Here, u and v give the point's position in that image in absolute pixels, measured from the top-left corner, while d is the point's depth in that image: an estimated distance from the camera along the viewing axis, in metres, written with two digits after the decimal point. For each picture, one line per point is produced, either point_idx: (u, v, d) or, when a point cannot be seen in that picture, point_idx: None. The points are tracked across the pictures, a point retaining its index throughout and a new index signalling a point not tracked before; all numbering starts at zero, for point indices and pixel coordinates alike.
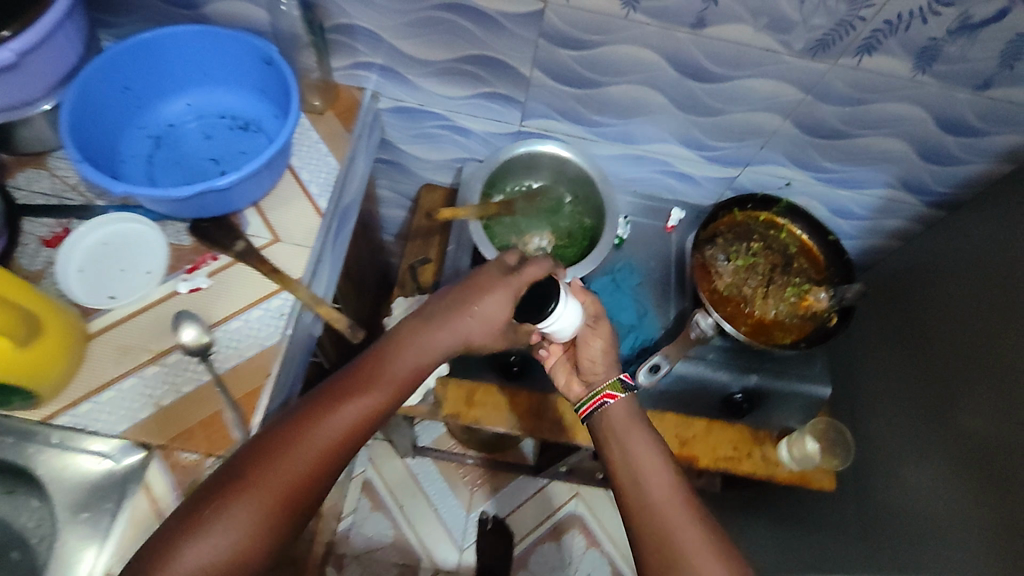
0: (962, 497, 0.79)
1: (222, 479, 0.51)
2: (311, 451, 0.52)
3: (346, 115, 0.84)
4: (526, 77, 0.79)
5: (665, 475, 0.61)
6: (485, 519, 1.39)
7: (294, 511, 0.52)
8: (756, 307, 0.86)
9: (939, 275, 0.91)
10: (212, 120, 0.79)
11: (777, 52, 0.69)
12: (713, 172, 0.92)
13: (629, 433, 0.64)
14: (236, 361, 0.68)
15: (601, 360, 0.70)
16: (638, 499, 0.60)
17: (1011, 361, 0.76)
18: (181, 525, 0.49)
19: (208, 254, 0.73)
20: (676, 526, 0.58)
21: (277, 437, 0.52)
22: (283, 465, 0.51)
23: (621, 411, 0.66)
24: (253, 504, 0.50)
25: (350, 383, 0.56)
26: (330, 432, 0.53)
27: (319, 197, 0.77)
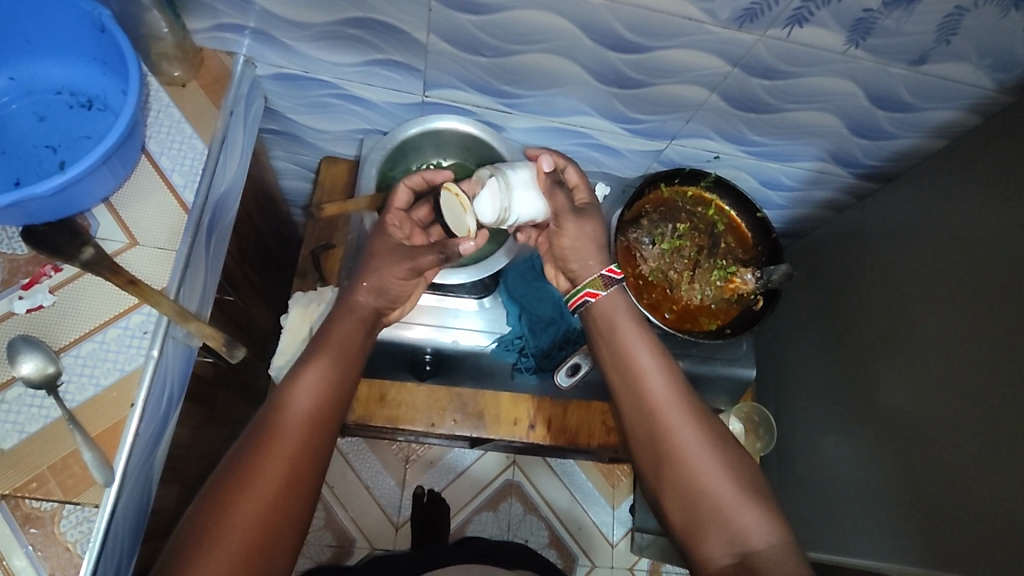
0: (873, 451, 0.81)
1: (244, 449, 0.56)
2: (311, 397, 0.59)
3: (214, 86, 0.72)
4: (422, 43, 0.69)
5: (663, 376, 0.61)
6: (420, 493, 1.32)
7: (312, 448, 0.57)
8: (682, 292, 0.82)
9: (862, 250, 0.89)
10: (46, 97, 0.67)
11: (702, 21, 0.61)
12: (638, 144, 0.85)
13: (621, 333, 0.64)
14: (91, 392, 0.59)
15: (583, 251, 0.68)
16: (639, 403, 0.61)
17: (923, 331, 0.76)
18: (216, 498, 0.53)
19: (48, 264, 0.62)
20: (674, 424, 0.59)
21: (280, 392, 0.59)
22: (293, 409, 0.58)
23: (617, 301, 0.66)
24: (282, 447, 0.56)
25: (320, 341, 0.63)
26: (320, 386, 0.59)
27: (183, 189, 0.67)
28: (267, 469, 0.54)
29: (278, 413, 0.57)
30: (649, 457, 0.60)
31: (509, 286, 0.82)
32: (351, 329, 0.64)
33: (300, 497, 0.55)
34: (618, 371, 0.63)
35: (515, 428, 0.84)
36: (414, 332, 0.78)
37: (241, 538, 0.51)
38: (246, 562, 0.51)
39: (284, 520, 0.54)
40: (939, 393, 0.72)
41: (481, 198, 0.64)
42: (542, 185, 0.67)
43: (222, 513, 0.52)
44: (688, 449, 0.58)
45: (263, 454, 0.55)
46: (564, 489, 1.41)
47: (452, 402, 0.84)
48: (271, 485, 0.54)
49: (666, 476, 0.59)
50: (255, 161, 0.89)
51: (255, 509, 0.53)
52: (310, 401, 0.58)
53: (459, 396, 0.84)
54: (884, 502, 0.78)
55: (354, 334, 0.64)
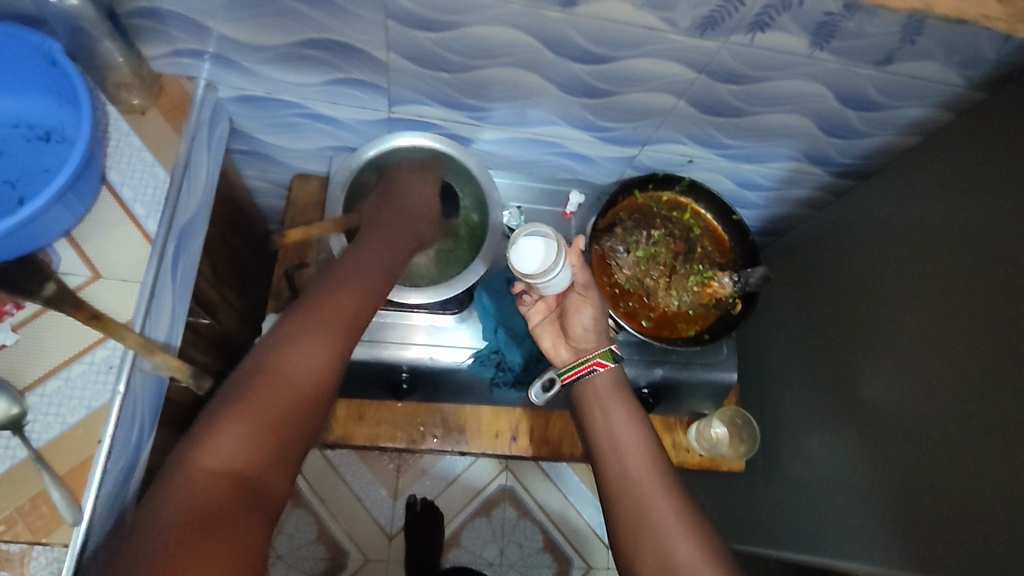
0: (855, 452, 0.81)
1: (253, 367, 0.52)
2: (327, 326, 0.56)
3: (175, 113, 0.71)
4: (382, 60, 0.68)
5: (643, 450, 0.64)
6: (413, 502, 1.35)
7: (324, 378, 0.54)
8: (659, 299, 0.81)
9: (839, 248, 0.89)
10: (1, 131, 0.66)
11: (662, 29, 0.61)
12: (611, 151, 0.84)
13: (612, 407, 0.68)
14: (58, 430, 0.58)
15: (592, 328, 0.71)
16: (618, 473, 0.63)
17: (899, 328, 0.76)
18: (218, 411, 0.49)
19: (8, 302, 0.61)
20: (649, 497, 0.60)
21: (294, 320, 0.56)
22: (309, 338, 0.55)
23: (606, 382, 0.70)
24: (286, 373, 0.52)
25: (338, 277, 0.61)
26: (337, 314, 0.58)
27: (146, 219, 0.66)
28: (262, 402, 0.50)
29: (292, 338, 0.54)
30: (629, 528, 0.60)
31: (487, 297, 0.78)
32: (366, 274, 0.62)
33: (301, 432, 0.52)
34: (602, 442, 0.67)
35: (496, 441, 0.85)
36: (410, 352, 0.77)
37: (240, 457, 0.47)
38: (239, 489, 0.46)
39: (283, 451, 0.50)
40: (918, 387, 0.72)
41: (545, 252, 0.63)
42: (574, 262, 0.69)
43: (217, 433, 0.47)
44: (665, 522, 0.58)
45: (272, 376, 0.52)
46: (558, 493, 1.41)
47: (431, 416, 0.84)
48: (275, 408, 0.50)
49: (642, 547, 0.58)
50: (225, 182, 0.89)
51: (256, 431, 0.49)
52: (322, 337, 0.55)
53: (438, 411, 0.84)
54: (869, 505, 0.77)
55: (371, 282, 0.62)
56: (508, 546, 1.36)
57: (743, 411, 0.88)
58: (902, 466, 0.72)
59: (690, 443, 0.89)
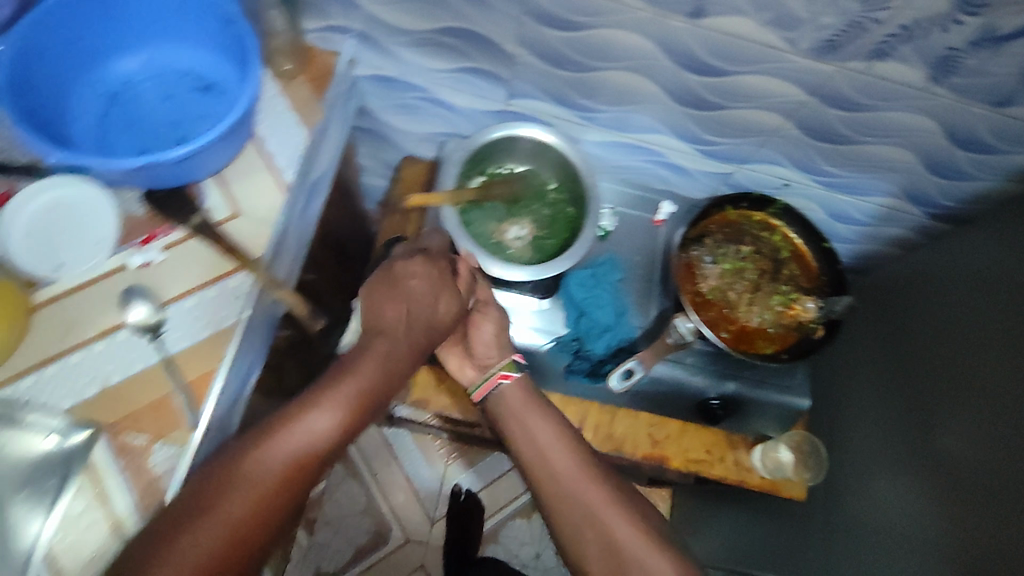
0: (926, 500, 0.78)
1: (210, 483, 0.55)
2: (292, 449, 0.58)
3: (320, 80, 0.79)
4: (511, 53, 0.73)
5: (570, 456, 0.69)
6: (457, 492, 1.37)
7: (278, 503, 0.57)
8: (740, 313, 0.83)
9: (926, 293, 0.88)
10: (172, 78, 0.73)
11: (782, 49, 0.65)
12: (709, 166, 0.87)
13: (526, 416, 0.72)
14: (189, 343, 0.65)
15: (491, 342, 0.76)
16: (548, 482, 0.68)
17: (988, 378, 0.73)
18: (165, 529, 0.53)
19: (163, 226, 0.69)
20: (583, 495, 0.67)
21: (266, 436, 0.58)
22: (274, 459, 0.57)
23: (514, 396, 0.73)
24: (258, 482, 0.56)
25: (322, 391, 0.62)
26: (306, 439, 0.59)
27: (284, 170, 0.73)
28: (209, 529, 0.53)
29: (255, 460, 0.57)
30: (567, 527, 0.67)
31: (570, 290, 0.83)
32: (369, 368, 0.64)
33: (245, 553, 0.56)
34: (525, 454, 0.70)
35: None
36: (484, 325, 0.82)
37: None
38: None
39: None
40: (995, 442, 0.70)
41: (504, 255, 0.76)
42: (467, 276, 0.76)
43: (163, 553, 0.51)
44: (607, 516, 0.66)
45: (225, 498, 0.55)
46: None
47: None
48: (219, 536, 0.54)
49: (587, 538, 0.66)
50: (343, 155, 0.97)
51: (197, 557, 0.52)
52: (315, 434, 0.60)
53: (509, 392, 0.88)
54: (928, 559, 0.74)
55: (363, 391, 0.63)
56: (545, 551, 1.38)
57: (809, 434, 0.87)
58: (965, 528, 0.70)
59: (753, 464, 0.89)
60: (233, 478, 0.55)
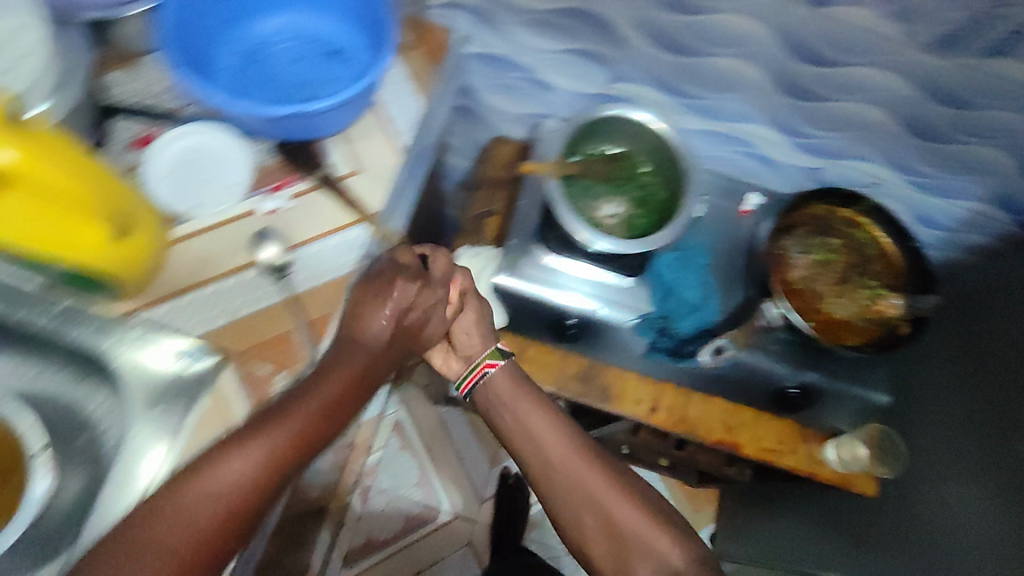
0: (1003, 509, 0.74)
1: (149, 516, 0.52)
2: (231, 485, 0.53)
3: (436, 52, 0.82)
4: (625, 36, 0.77)
5: (560, 439, 0.71)
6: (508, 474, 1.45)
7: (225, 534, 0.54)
8: (826, 304, 0.84)
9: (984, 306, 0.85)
10: (303, 43, 0.78)
11: (898, 41, 0.67)
12: (801, 160, 0.89)
13: (517, 403, 0.73)
14: (313, 285, 0.70)
15: (474, 332, 0.77)
16: (541, 466, 0.71)
17: None
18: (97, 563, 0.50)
19: (292, 176, 0.73)
20: (580, 475, 0.70)
21: (196, 468, 0.53)
22: (213, 493, 0.53)
23: (503, 382, 0.75)
24: (195, 516, 0.53)
25: (261, 421, 0.56)
26: (244, 474, 0.54)
27: (401, 135, 0.77)
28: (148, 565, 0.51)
29: (189, 492, 0.53)
30: (566, 510, 0.70)
31: (661, 271, 0.88)
32: (308, 411, 0.57)
33: None
34: (517, 441, 0.72)
35: (637, 407, 0.87)
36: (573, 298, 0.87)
37: None
38: None
39: None
40: None
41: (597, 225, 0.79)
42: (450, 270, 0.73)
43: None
44: (606, 495, 0.69)
45: (160, 529, 0.52)
46: None
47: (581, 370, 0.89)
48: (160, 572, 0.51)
49: (588, 520, 0.69)
50: None
51: None
52: (240, 470, 0.54)
53: (588, 368, 0.89)
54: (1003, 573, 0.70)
55: (310, 423, 0.57)
56: None
57: (881, 426, 0.87)
58: None
59: (826, 458, 0.87)
60: (172, 511, 0.52)
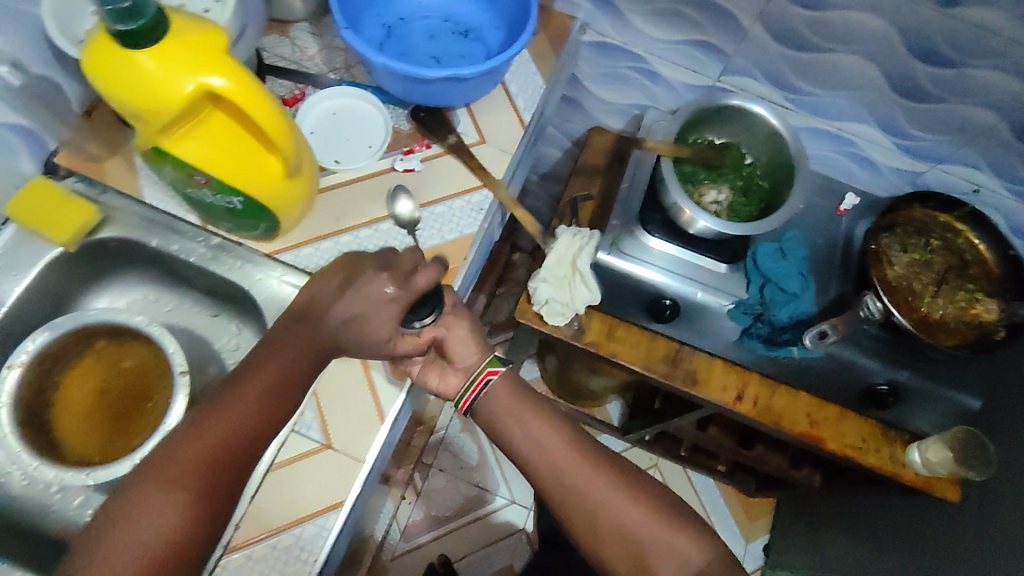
0: None
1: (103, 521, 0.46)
2: (194, 468, 0.48)
3: (557, 38, 0.88)
4: (744, 30, 0.80)
5: (563, 444, 0.66)
6: None
7: (192, 529, 0.47)
8: (923, 303, 0.85)
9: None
10: (437, 21, 0.84)
11: (1022, 43, 0.68)
12: (900, 162, 0.91)
13: (516, 411, 0.68)
14: (439, 241, 0.73)
15: (472, 341, 0.72)
16: (551, 477, 0.65)
17: None
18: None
19: (424, 141, 0.78)
20: (586, 483, 0.63)
21: (159, 462, 0.48)
22: (185, 476, 0.48)
23: (505, 392, 0.70)
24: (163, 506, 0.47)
25: (222, 398, 0.52)
26: (209, 458, 0.49)
27: (524, 111, 0.82)
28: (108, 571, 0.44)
29: (155, 482, 0.47)
30: (577, 521, 0.63)
31: (758, 259, 0.88)
32: (241, 409, 0.51)
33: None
34: (523, 453, 0.67)
35: (723, 394, 0.91)
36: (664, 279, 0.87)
37: None
38: None
39: None
40: None
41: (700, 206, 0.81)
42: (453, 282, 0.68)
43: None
44: (615, 501, 0.62)
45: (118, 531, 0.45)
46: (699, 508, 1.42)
47: (670, 354, 0.93)
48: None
49: (601, 529, 0.62)
50: None
51: None
52: (209, 454, 0.49)
53: (677, 353, 0.93)
54: None
55: (265, 396, 0.53)
56: None
57: (966, 428, 0.85)
58: None
59: (910, 460, 0.89)
60: (136, 507, 0.46)
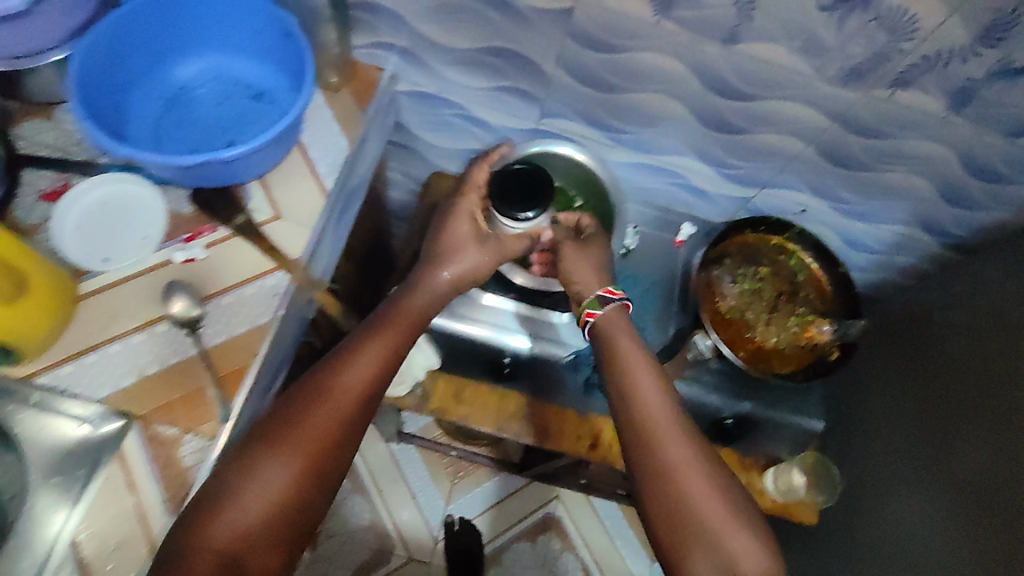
0: (937, 521, 0.77)
1: (286, 404, 0.58)
2: (363, 364, 0.62)
3: (363, 93, 0.81)
4: (548, 74, 0.77)
5: (667, 405, 0.61)
6: (451, 522, 1.35)
7: (360, 415, 0.60)
8: (758, 332, 0.85)
9: (940, 323, 0.86)
10: (225, 86, 0.76)
11: (809, 76, 0.67)
12: (730, 190, 0.89)
13: (629, 360, 0.64)
14: (225, 338, 0.66)
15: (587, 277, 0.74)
16: (635, 433, 0.60)
17: (991, 402, 0.73)
18: (258, 436, 0.56)
19: (207, 225, 0.71)
20: (672, 452, 0.58)
21: (335, 360, 0.61)
22: (349, 374, 0.60)
23: (618, 317, 0.70)
24: (346, 385, 0.60)
25: (377, 323, 0.66)
26: (375, 359, 0.63)
27: (325, 177, 0.75)
28: (303, 434, 0.56)
29: (331, 374, 0.60)
30: (658, 502, 0.57)
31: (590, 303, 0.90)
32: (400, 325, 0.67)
33: (341, 457, 0.58)
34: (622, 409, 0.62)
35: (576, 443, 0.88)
36: (479, 331, 0.85)
37: (284, 475, 0.55)
38: (283, 501, 0.54)
39: (323, 475, 0.57)
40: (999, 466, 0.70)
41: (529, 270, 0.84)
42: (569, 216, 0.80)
43: (274, 446, 0.55)
44: (698, 495, 0.56)
45: (310, 404, 0.58)
46: (603, 534, 1.39)
47: (519, 408, 0.89)
48: (313, 438, 0.56)
49: (661, 517, 0.56)
50: (377, 170, 1.00)
51: (302, 453, 0.56)
52: (369, 362, 0.62)
53: (525, 405, 0.89)
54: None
55: (412, 320, 0.69)
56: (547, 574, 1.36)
57: (816, 453, 0.86)
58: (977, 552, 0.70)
59: (766, 487, 0.85)
60: (317, 395, 0.58)
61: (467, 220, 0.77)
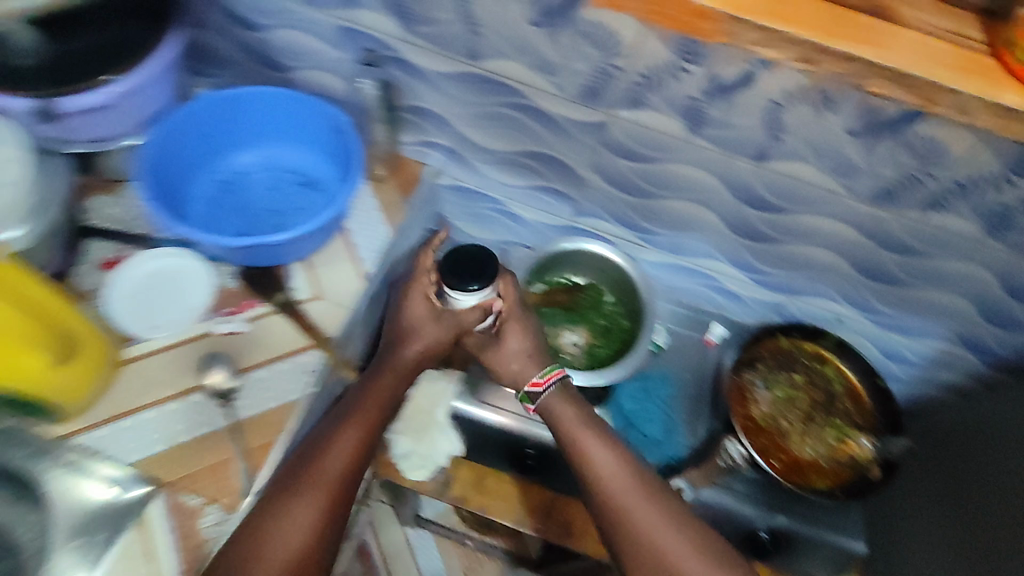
0: None
1: (267, 501, 0.60)
2: (341, 452, 0.63)
3: (406, 185, 0.87)
4: (582, 177, 0.81)
5: (631, 479, 0.65)
6: None
7: (337, 505, 0.61)
8: (791, 443, 0.83)
9: (987, 448, 0.79)
10: (277, 173, 0.82)
11: (840, 193, 0.68)
12: (760, 295, 0.89)
13: (585, 439, 0.67)
14: (258, 411, 0.68)
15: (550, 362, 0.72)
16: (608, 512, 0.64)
17: None
18: (242, 535, 0.58)
19: (251, 300, 0.74)
20: (649, 527, 0.62)
21: (312, 449, 0.63)
22: (328, 464, 0.62)
23: (568, 411, 0.69)
24: (324, 476, 0.61)
25: (352, 406, 0.67)
26: (351, 443, 0.64)
27: (365, 261, 0.79)
28: (286, 531, 0.58)
29: (308, 465, 0.62)
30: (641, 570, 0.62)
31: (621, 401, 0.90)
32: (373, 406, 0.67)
33: (328, 541, 0.60)
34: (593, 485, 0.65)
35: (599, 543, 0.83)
36: (507, 420, 0.87)
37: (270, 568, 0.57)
38: None
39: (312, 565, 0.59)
40: None
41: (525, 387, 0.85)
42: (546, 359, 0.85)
43: (261, 540, 0.57)
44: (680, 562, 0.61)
45: (290, 497, 0.60)
46: None
47: (542, 503, 0.85)
48: (298, 532, 0.58)
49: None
50: None
51: (286, 548, 0.58)
52: (344, 449, 0.63)
53: (548, 501, 0.85)
54: None
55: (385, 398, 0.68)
56: None
57: None
58: None
59: None
60: (297, 491, 0.60)
61: (422, 299, 0.72)
